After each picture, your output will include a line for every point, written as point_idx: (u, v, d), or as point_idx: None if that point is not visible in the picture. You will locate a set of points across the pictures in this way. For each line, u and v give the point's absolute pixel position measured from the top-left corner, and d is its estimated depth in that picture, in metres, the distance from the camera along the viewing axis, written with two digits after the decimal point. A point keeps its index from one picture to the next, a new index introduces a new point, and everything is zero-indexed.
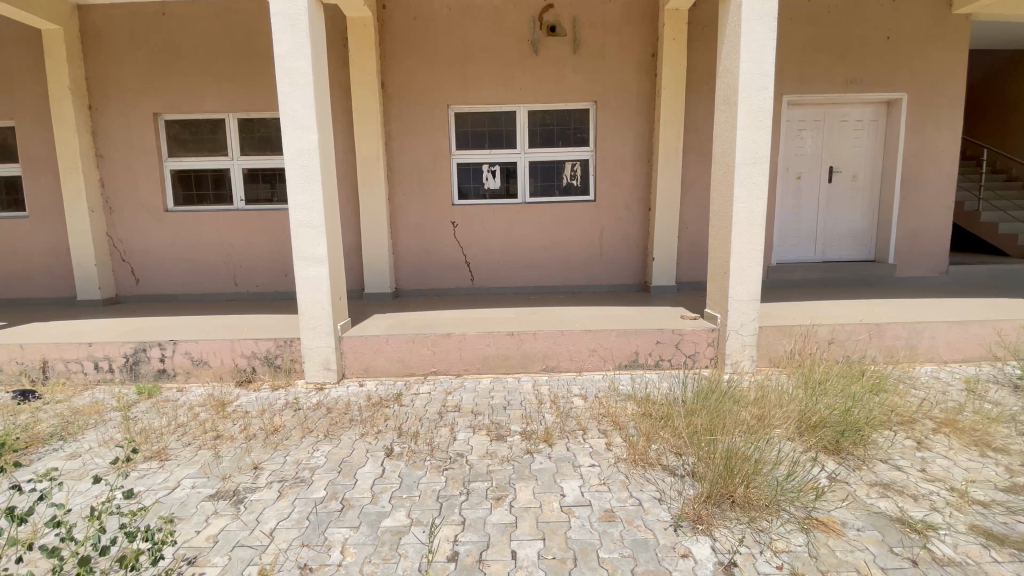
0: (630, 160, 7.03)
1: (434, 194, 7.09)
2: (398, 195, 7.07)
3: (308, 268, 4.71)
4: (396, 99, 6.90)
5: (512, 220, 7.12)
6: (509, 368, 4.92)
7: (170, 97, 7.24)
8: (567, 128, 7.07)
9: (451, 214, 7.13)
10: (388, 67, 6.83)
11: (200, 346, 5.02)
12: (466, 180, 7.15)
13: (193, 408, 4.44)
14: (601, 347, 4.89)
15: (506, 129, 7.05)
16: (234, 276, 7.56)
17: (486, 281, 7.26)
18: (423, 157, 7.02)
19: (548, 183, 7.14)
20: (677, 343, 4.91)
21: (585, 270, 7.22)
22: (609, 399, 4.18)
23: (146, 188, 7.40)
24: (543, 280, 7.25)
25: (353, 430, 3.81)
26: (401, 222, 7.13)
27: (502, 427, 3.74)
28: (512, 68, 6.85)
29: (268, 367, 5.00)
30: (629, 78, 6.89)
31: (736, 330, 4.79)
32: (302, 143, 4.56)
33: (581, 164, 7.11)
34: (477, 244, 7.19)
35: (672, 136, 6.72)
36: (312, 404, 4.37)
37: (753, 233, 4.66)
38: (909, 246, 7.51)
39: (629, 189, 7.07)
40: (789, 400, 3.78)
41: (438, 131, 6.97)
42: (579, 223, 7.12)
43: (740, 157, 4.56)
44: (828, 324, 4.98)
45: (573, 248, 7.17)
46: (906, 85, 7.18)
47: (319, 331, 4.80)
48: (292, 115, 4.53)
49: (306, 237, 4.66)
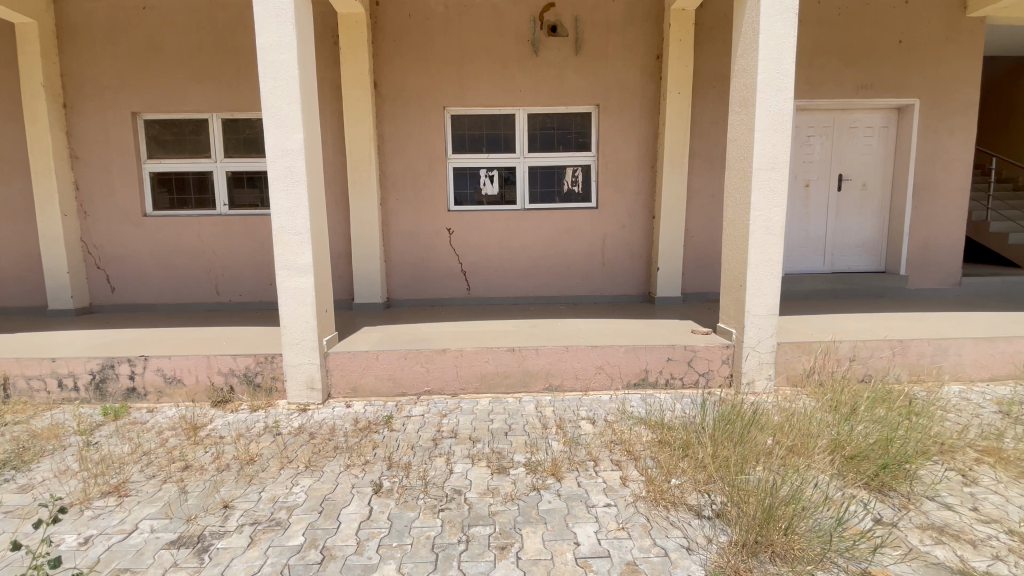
0: (634, 165, 6.73)
1: (429, 199, 6.74)
2: (391, 200, 6.73)
3: (291, 278, 4.34)
4: (390, 100, 6.57)
5: (511, 227, 6.79)
6: (508, 387, 4.55)
7: (150, 96, 6.86)
8: (568, 131, 6.76)
9: (447, 221, 6.78)
10: (381, 67, 6.51)
11: (173, 362, 4.62)
12: (462, 185, 6.81)
13: (162, 433, 4.02)
14: (608, 364, 4.54)
15: (505, 132, 6.74)
16: (216, 284, 7.14)
17: (483, 291, 6.91)
18: (418, 161, 6.68)
19: (548, 188, 6.82)
20: (690, 361, 4.57)
21: (586, 281, 6.89)
22: (620, 424, 3.83)
23: (123, 192, 6.99)
24: (543, 291, 6.91)
25: (338, 460, 3.43)
26: (394, 229, 6.77)
27: (504, 457, 3.38)
28: (512, 68, 6.55)
29: (246, 385, 4.61)
30: (633, 80, 6.61)
31: (752, 347, 4.47)
32: (286, 142, 4.21)
33: (583, 169, 6.81)
34: (474, 252, 6.83)
35: (678, 141, 6.44)
36: (293, 429, 3.97)
37: (771, 243, 4.35)
38: (921, 256, 7.27)
39: (632, 195, 6.77)
40: (820, 426, 3.45)
41: (434, 134, 6.64)
42: (581, 231, 6.80)
43: (758, 162, 4.26)
44: (849, 340, 4.68)
45: (575, 257, 6.84)
46: (916, 91, 6.98)
47: (303, 347, 4.42)
48: (276, 111, 4.18)
49: (289, 245, 4.29)
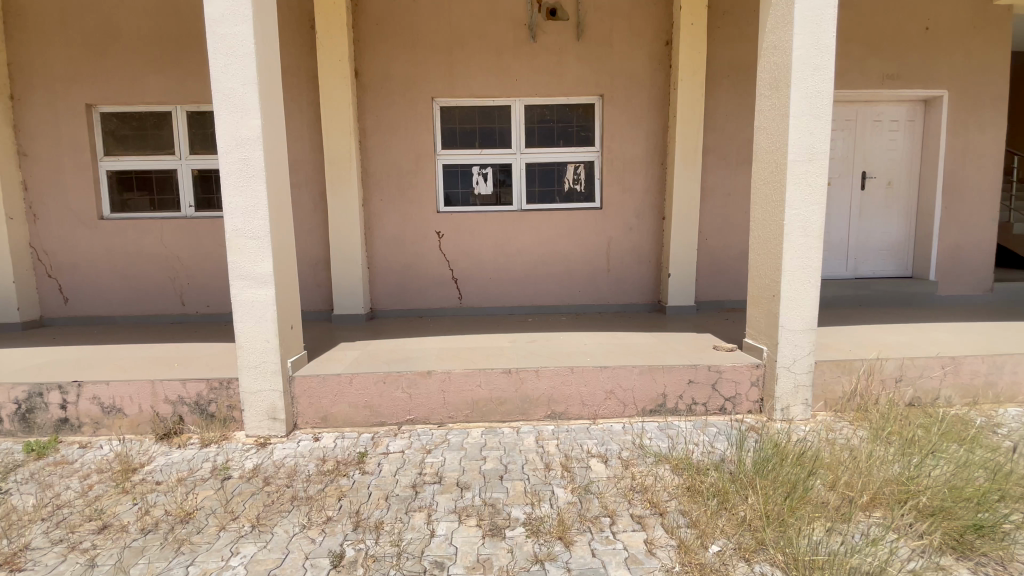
0: (642, 161, 6.13)
1: (416, 200, 6.11)
2: (374, 201, 6.09)
3: (247, 290, 3.68)
4: (373, 91, 5.95)
5: (507, 230, 6.16)
6: (504, 415, 3.90)
7: (107, 86, 6.20)
8: (569, 125, 6.15)
9: (436, 223, 6.15)
10: (362, 54, 5.90)
11: (112, 389, 3.95)
12: (453, 183, 6.19)
13: (89, 478, 3.35)
14: (620, 388, 3.91)
15: (500, 125, 6.12)
16: (181, 294, 6.46)
17: (476, 300, 6.27)
18: (404, 157, 6.05)
19: (547, 187, 6.20)
20: (714, 383, 3.96)
21: (589, 289, 6.27)
22: (638, 465, 3.21)
23: (78, 193, 6.31)
24: (543, 300, 6.27)
25: (292, 517, 2.78)
26: (377, 232, 6.13)
27: (500, 513, 2.74)
28: (507, 55, 5.95)
29: (198, 415, 3.95)
30: (640, 68, 6.02)
31: (787, 367, 3.86)
32: (242, 130, 3.57)
33: (585, 166, 6.20)
34: (467, 258, 6.20)
35: (690, 136, 5.84)
36: (245, 472, 3.32)
37: (809, 246, 3.74)
38: (951, 260, 6.71)
39: (640, 194, 6.16)
40: (885, 473, 2.84)
41: (422, 128, 6.02)
42: (585, 234, 6.18)
43: (794, 153, 3.66)
44: (896, 358, 4.07)
45: (578, 262, 6.22)
46: (946, 81, 6.44)
47: (263, 370, 3.76)
48: (228, 93, 3.54)
49: (245, 251, 3.64)
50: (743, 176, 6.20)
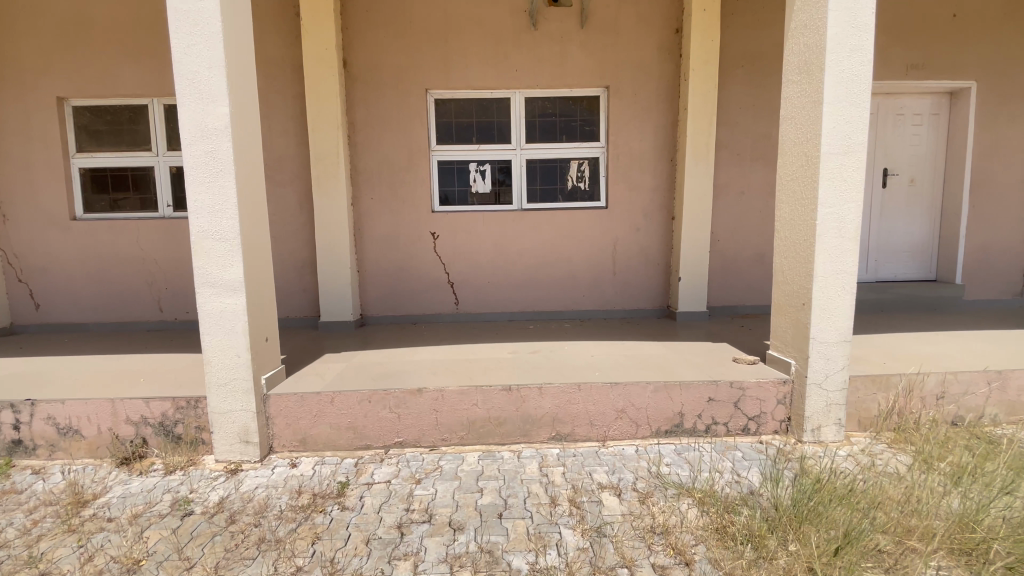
0: (650, 157, 5.72)
1: (409, 199, 5.72)
2: (364, 200, 5.68)
3: (215, 299, 3.28)
4: (363, 82, 5.55)
5: (507, 231, 5.76)
6: (503, 437, 3.51)
7: (78, 77, 5.80)
8: (572, 118, 5.75)
9: (431, 224, 5.75)
10: (351, 42, 5.50)
11: (68, 408, 3.55)
12: (448, 181, 5.79)
13: (32, 515, 2.96)
14: (633, 408, 3.52)
15: (498, 119, 5.73)
16: (159, 300, 6.06)
17: (474, 306, 5.86)
18: (395, 153, 5.65)
19: (549, 185, 5.81)
20: (737, 401, 3.57)
21: (594, 294, 5.87)
22: (656, 500, 2.81)
23: (49, 191, 5.91)
24: (545, 305, 5.87)
25: (256, 568, 2.40)
26: (368, 234, 5.73)
27: (499, 563, 2.35)
28: (506, 44, 5.55)
29: (163, 437, 3.55)
30: (648, 58, 5.62)
31: (818, 384, 3.47)
32: (208, 119, 3.17)
33: (589, 163, 5.80)
34: (463, 261, 5.80)
35: (703, 130, 5.45)
36: (209, 506, 2.92)
37: (844, 249, 3.35)
38: (977, 263, 6.32)
39: (648, 193, 5.76)
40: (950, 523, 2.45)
41: (415, 123, 5.62)
42: (590, 235, 5.78)
43: (827, 144, 3.27)
44: (937, 373, 3.67)
45: (582, 265, 5.82)
46: (974, 72, 6.05)
47: (234, 388, 3.36)
48: (192, 78, 3.15)
49: (212, 255, 3.24)
50: (758, 173, 5.82)
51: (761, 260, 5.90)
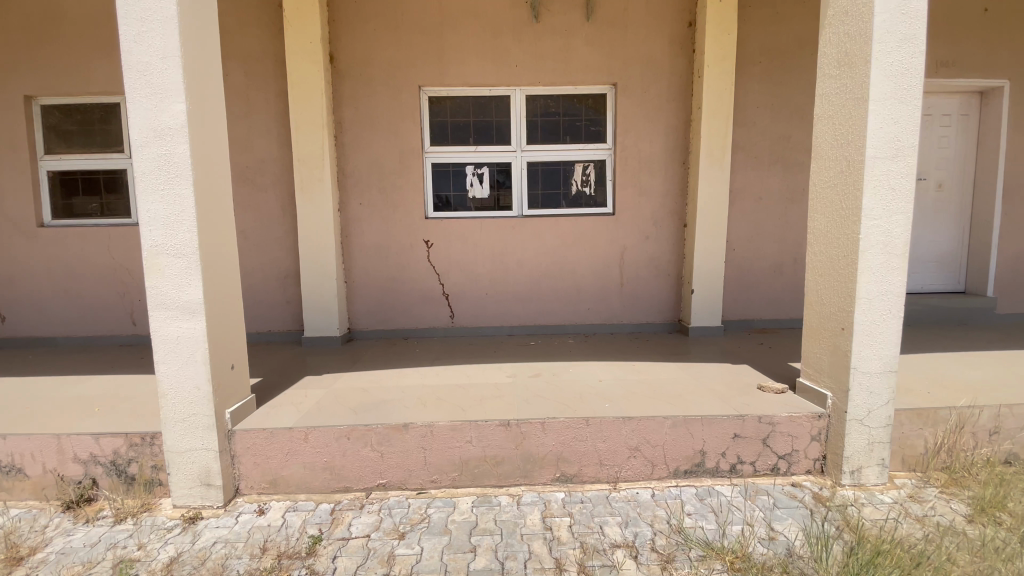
0: (662, 160, 5.30)
1: (400, 205, 5.29)
2: (352, 206, 5.26)
3: (171, 323, 2.86)
4: (352, 79, 5.14)
5: (506, 240, 5.34)
6: (501, 479, 3.09)
7: (45, 73, 5.39)
8: (577, 118, 5.33)
9: (424, 231, 5.31)
10: (339, 35, 5.08)
11: (8, 445, 3.13)
12: (443, 186, 5.36)
13: None
14: (649, 446, 3.10)
15: (497, 119, 5.31)
16: (133, 313, 5.65)
17: (470, 320, 5.43)
18: (386, 155, 5.23)
19: (552, 190, 5.39)
20: (766, 438, 3.15)
21: (600, 307, 5.44)
22: (680, 567, 2.40)
23: (14, 196, 5.50)
24: (547, 319, 5.45)
25: None
26: (356, 242, 5.30)
27: None
28: (506, 37, 5.14)
29: (115, 478, 3.14)
30: (660, 53, 5.20)
31: (859, 420, 3.06)
32: (161, 117, 2.76)
33: (596, 166, 5.38)
34: (459, 272, 5.37)
35: (718, 131, 5.04)
36: (157, 570, 2.50)
37: (889, 267, 2.94)
38: (1009, 274, 5.92)
39: (659, 198, 5.33)
40: None
41: (408, 122, 5.20)
42: (595, 244, 5.36)
43: (872, 147, 2.88)
44: (990, 406, 3.26)
45: (588, 276, 5.40)
46: (1007, 70, 5.65)
47: (193, 425, 2.94)
48: (142, 69, 2.74)
49: (167, 272, 2.83)
50: (776, 178, 5.41)
51: (780, 271, 5.49)
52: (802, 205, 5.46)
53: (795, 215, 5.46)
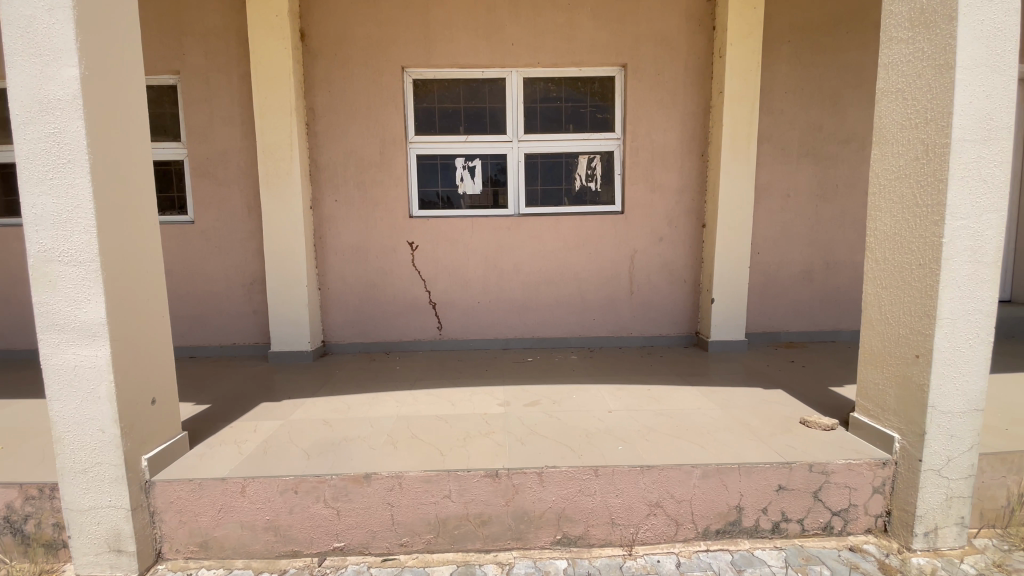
0: (678, 151, 4.67)
1: (380, 201, 4.64)
2: (326, 203, 4.63)
3: (66, 350, 2.27)
4: (325, 58, 4.51)
5: (501, 241, 4.72)
6: (488, 541, 2.48)
7: None
8: (581, 104, 4.71)
9: (407, 231, 4.68)
10: (310, 8, 4.46)
11: None
12: (429, 180, 4.72)
13: None
14: (673, 501, 2.48)
15: (491, 105, 4.69)
16: None
17: (460, 332, 4.81)
18: (364, 145, 4.60)
19: (552, 185, 4.76)
20: (817, 490, 2.53)
21: (607, 317, 4.81)
22: None
23: None
24: (547, 331, 4.82)
25: None
26: (330, 243, 4.68)
27: None
28: (501, 11, 4.51)
29: (10, 538, 2.53)
30: (676, 29, 4.57)
31: (935, 470, 2.45)
32: (48, 87, 2.15)
33: (602, 158, 4.75)
34: (447, 278, 4.74)
35: (743, 118, 4.41)
36: None
37: (979, 280, 2.32)
38: None
39: (674, 195, 4.71)
40: None
41: (389, 108, 4.57)
42: (602, 246, 4.74)
43: (958, 127, 2.25)
44: None
45: (593, 282, 4.78)
46: None
47: (98, 477, 2.35)
48: (25, 26, 2.13)
49: (58, 286, 2.23)
50: (807, 173, 4.79)
51: (808, 278, 4.88)
52: (835, 203, 4.84)
53: (827, 215, 4.84)
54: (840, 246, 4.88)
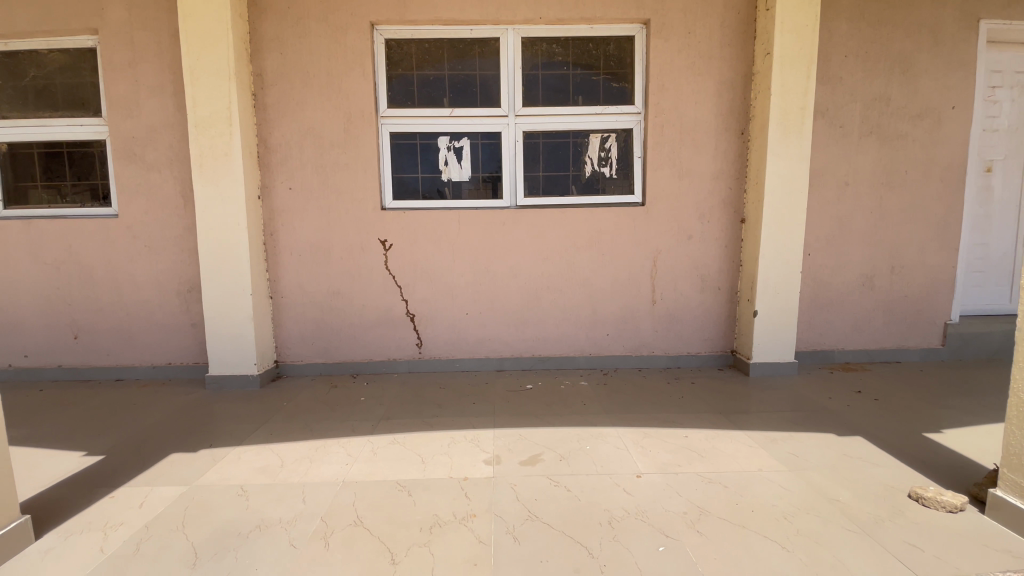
0: (711, 129, 3.78)
1: (345, 190, 3.77)
2: (278, 193, 3.76)
3: None
4: (275, 11, 3.63)
5: (494, 240, 3.85)
6: None
7: None
8: (593, 71, 3.82)
9: (378, 227, 3.81)
10: None
11: None
12: (406, 165, 3.84)
13: None
14: None
15: (482, 71, 3.80)
16: None
17: (444, 350, 3.93)
18: (324, 121, 3.72)
19: (557, 170, 3.88)
20: None
21: (624, 332, 3.94)
22: None
23: None
24: (550, 349, 3.94)
25: None
26: (283, 242, 3.81)
27: None
28: None
29: None
30: None
31: None
32: None
33: (618, 138, 3.86)
34: (428, 284, 3.87)
35: (796, 86, 3.52)
36: None
37: None
38: None
39: (707, 183, 3.82)
40: None
41: (355, 75, 3.69)
42: (618, 246, 3.86)
43: None
44: None
45: (606, 290, 3.90)
46: None
47: None
48: None
49: None
50: (869, 156, 3.91)
51: (869, 285, 4.01)
52: (901, 194, 3.96)
53: (892, 208, 3.96)
54: (907, 247, 4.00)
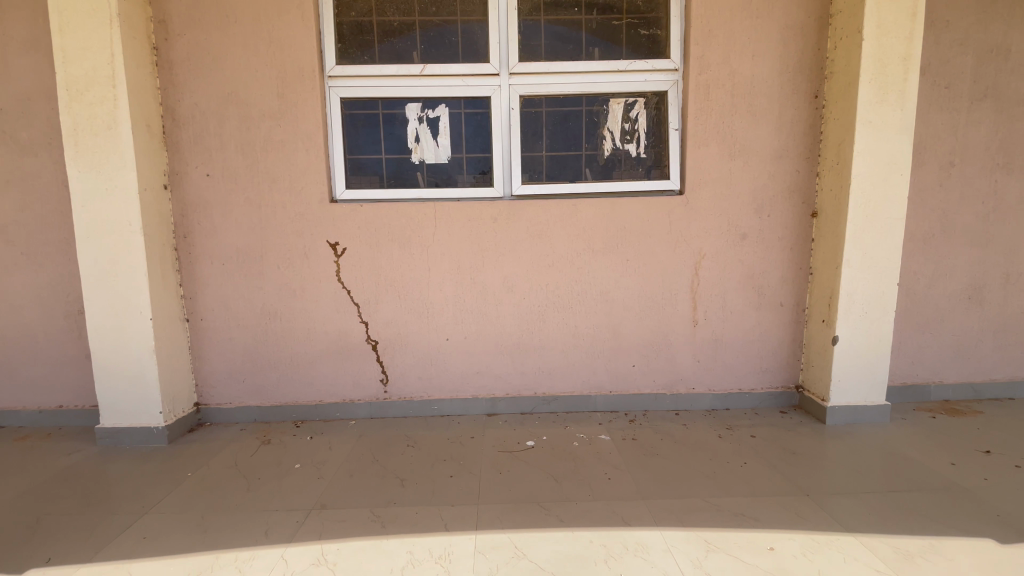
0: (774, 90, 2.80)
1: (282, 177, 2.82)
2: (193, 181, 2.81)
3: None
4: None
5: (482, 242, 2.89)
6: None
7: None
8: (614, 14, 2.84)
9: (328, 226, 2.85)
10: None
11: None
12: (364, 143, 2.88)
13: None
14: None
15: (465, 15, 2.82)
16: None
17: (418, 389, 2.99)
18: (251, 83, 2.75)
19: (566, 149, 2.90)
20: None
21: (654, 362, 2.99)
22: None
23: None
24: (557, 385, 3.00)
25: None
26: (202, 246, 2.86)
27: None
28: None
29: None
30: None
31: None
32: None
33: (647, 105, 2.90)
34: (396, 302, 2.92)
35: (897, 26, 2.53)
36: None
37: None
38: None
39: (767, 165, 2.85)
40: None
41: (290, 19, 2.71)
42: (647, 249, 2.90)
43: None
44: None
45: (632, 308, 2.95)
46: None
47: None
48: None
49: None
50: (981, 127, 2.93)
51: (976, 299, 3.04)
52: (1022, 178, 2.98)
53: (1010, 196, 2.99)
54: None
